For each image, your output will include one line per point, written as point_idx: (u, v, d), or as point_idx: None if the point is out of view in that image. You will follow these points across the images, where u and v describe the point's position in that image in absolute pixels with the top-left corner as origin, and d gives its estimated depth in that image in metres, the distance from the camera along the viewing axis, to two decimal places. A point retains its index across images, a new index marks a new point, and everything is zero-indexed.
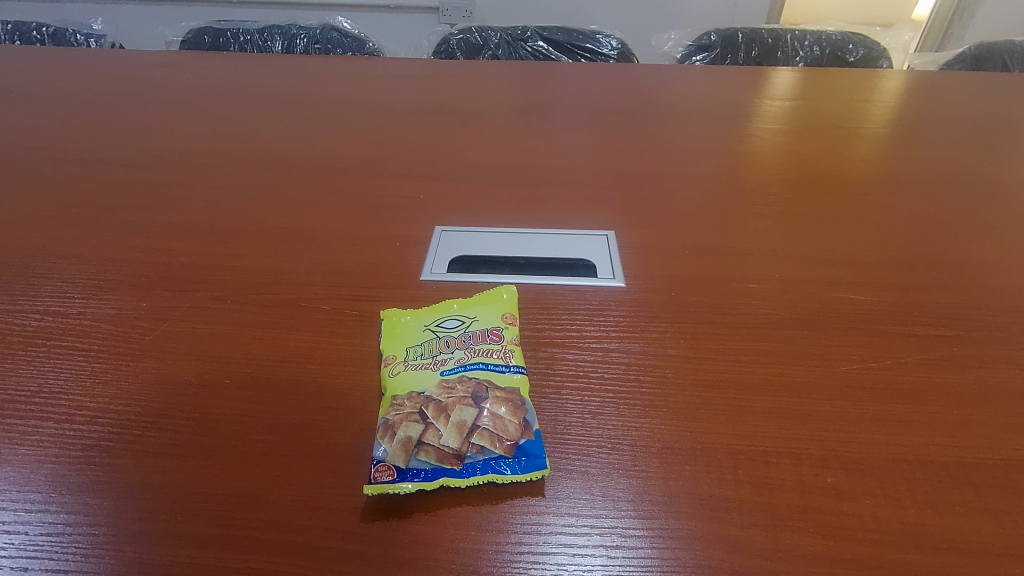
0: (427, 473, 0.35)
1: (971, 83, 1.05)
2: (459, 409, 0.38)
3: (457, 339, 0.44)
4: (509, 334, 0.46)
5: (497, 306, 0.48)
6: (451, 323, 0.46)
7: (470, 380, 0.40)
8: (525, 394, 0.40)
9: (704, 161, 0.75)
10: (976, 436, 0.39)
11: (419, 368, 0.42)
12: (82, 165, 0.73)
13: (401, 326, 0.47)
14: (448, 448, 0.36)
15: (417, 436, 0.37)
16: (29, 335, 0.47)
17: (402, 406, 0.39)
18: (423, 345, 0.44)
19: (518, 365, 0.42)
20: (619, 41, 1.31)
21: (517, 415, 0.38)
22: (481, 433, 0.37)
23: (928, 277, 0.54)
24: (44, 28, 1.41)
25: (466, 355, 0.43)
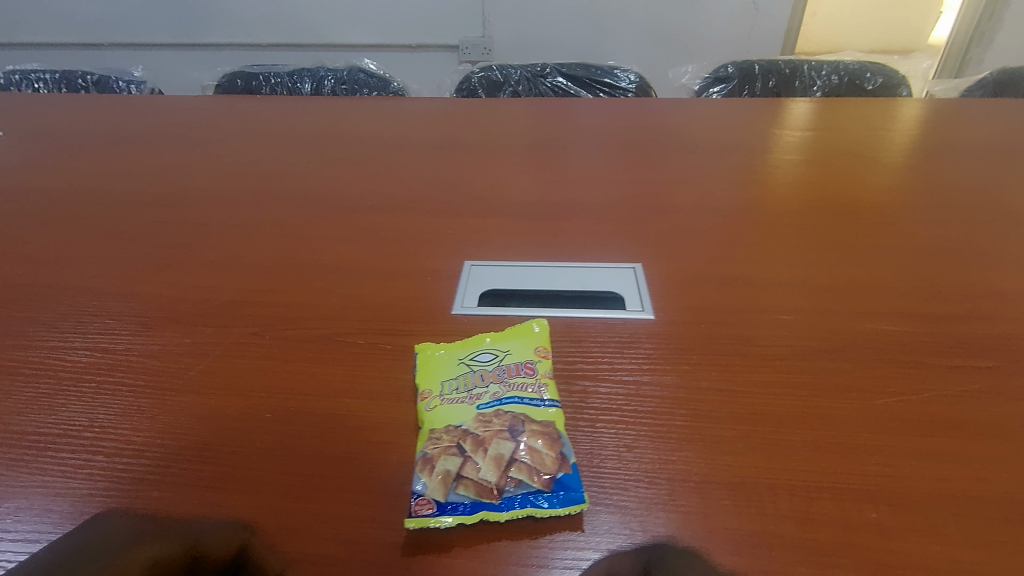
0: (466, 507, 0.36)
1: (994, 110, 1.05)
2: (496, 443, 0.39)
3: (491, 373, 0.45)
4: (541, 367, 0.46)
5: (529, 339, 0.49)
6: (485, 357, 0.47)
7: (506, 414, 0.41)
8: (560, 428, 0.41)
9: (726, 192, 0.76)
10: (1023, 470, 0.38)
11: (455, 402, 0.43)
12: (126, 206, 0.77)
13: (434, 359, 0.48)
14: (486, 482, 0.37)
15: (455, 470, 0.38)
16: (80, 371, 0.49)
17: (440, 440, 0.40)
18: (458, 379, 0.45)
19: (552, 399, 0.43)
20: (637, 74, 1.34)
21: (553, 448, 0.39)
22: (518, 467, 0.37)
23: (962, 307, 0.53)
24: (88, 76, 1.49)
25: (501, 389, 0.43)
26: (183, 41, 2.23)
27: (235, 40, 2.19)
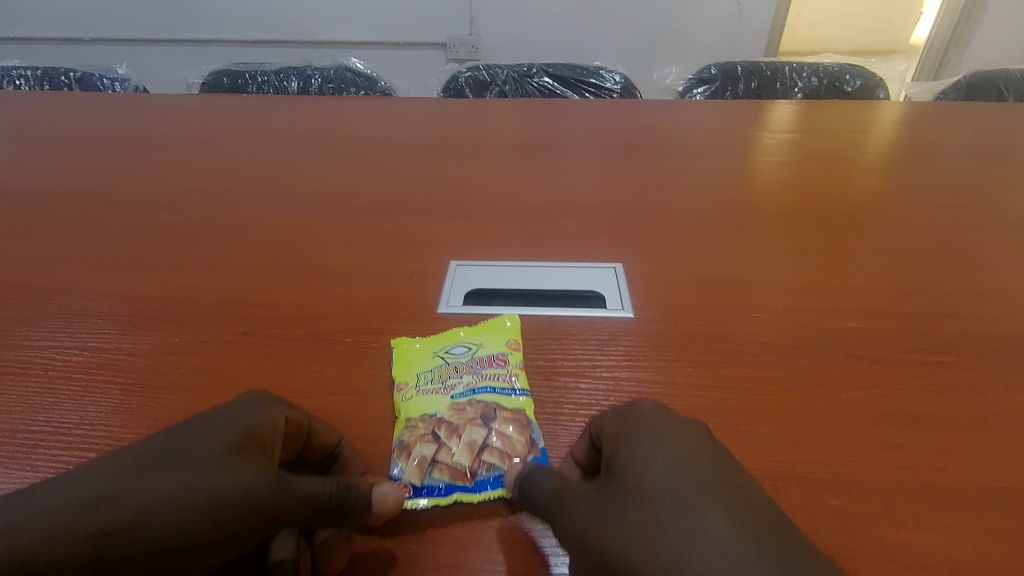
0: (441, 489, 0.39)
1: (967, 113, 1.08)
2: (469, 430, 0.42)
3: (465, 364, 0.47)
4: (513, 359, 0.49)
5: (501, 333, 0.51)
6: (458, 351, 0.49)
7: (478, 403, 0.44)
8: (530, 415, 0.44)
9: (706, 194, 0.78)
10: (975, 459, 0.40)
11: (429, 391, 0.45)
12: (113, 206, 0.77)
13: (409, 353, 0.50)
14: (460, 466, 0.40)
15: (431, 456, 0.40)
16: (70, 370, 0.49)
17: (416, 428, 0.42)
18: (433, 371, 0.47)
19: (522, 389, 0.46)
20: (622, 75, 1.36)
21: (522, 434, 0.42)
22: (490, 452, 0.40)
23: (926, 305, 0.56)
24: (71, 73, 1.48)
25: (475, 379, 0.46)
26: (167, 37, 2.21)
27: (220, 37, 2.18)
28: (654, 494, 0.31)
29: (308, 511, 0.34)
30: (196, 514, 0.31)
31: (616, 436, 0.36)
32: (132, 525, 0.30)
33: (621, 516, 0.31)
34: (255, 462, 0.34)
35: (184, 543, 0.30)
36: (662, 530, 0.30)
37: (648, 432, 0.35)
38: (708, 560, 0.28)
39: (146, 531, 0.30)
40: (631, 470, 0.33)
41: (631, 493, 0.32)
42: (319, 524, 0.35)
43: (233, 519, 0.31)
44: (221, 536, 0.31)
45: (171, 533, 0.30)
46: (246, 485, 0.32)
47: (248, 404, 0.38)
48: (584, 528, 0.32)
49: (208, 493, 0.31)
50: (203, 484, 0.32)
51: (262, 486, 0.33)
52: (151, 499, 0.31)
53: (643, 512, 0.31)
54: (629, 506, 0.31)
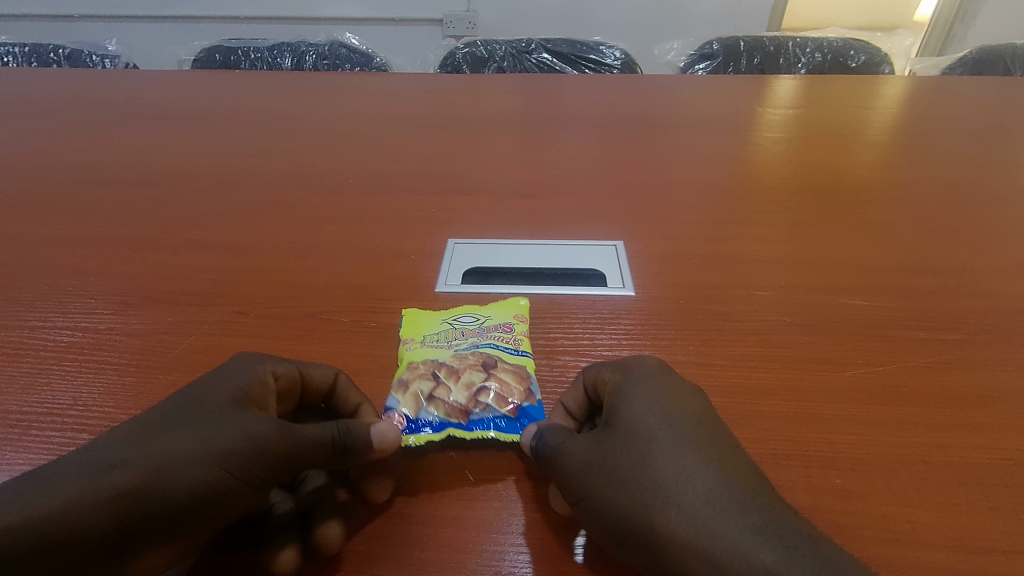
0: (434, 424, 0.40)
1: (974, 88, 1.06)
2: (470, 372, 0.43)
3: (472, 326, 0.48)
4: (520, 327, 0.49)
5: (511, 307, 0.51)
6: (467, 316, 0.50)
7: (480, 353, 0.45)
8: (531, 371, 0.45)
9: (708, 170, 0.77)
10: (980, 436, 0.40)
11: (435, 346, 0.46)
12: (103, 185, 0.75)
13: (418, 316, 0.51)
14: (456, 404, 0.41)
15: (428, 392, 0.42)
16: (62, 350, 0.48)
17: (417, 368, 0.44)
18: (439, 329, 0.48)
19: (525, 350, 0.47)
20: (623, 51, 1.33)
21: (521, 383, 0.43)
22: (487, 393, 0.42)
23: (932, 282, 0.55)
24: (59, 50, 1.45)
25: (480, 338, 0.47)
26: (158, 14, 2.16)
27: (212, 13, 2.13)
28: (644, 433, 0.34)
29: (315, 453, 0.35)
30: (207, 462, 0.32)
31: (612, 385, 0.38)
32: (147, 486, 0.31)
33: (617, 455, 0.34)
34: (255, 414, 0.35)
35: (200, 496, 0.31)
36: (658, 477, 0.32)
37: (644, 382, 0.37)
38: (700, 506, 0.31)
39: (161, 490, 0.31)
40: (627, 418, 0.35)
41: (625, 435, 0.34)
42: (329, 464, 0.36)
43: (243, 466, 0.32)
44: (235, 485, 0.32)
45: (184, 487, 0.31)
46: (250, 437, 0.33)
47: (236, 361, 0.39)
48: (583, 472, 0.34)
49: (217, 445, 0.32)
50: (210, 440, 0.32)
51: (266, 435, 0.33)
52: (160, 459, 0.31)
53: (640, 459, 0.33)
54: (626, 451, 0.33)
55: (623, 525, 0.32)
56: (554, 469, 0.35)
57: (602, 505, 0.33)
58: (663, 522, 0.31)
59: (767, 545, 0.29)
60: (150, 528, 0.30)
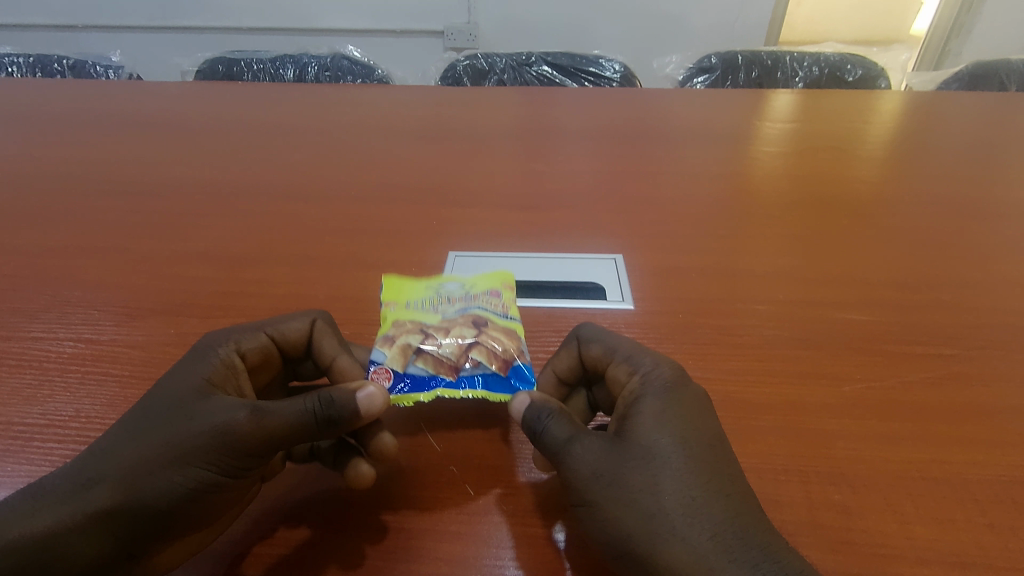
0: (423, 381, 0.42)
1: (969, 103, 1.07)
2: (459, 329, 0.44)
3: (456, 292, 0.48)
4: (507, 293, 0.50)
5: (499, 275, 0.52)
6: (452, 283, 0.50)
7: (469, 313, 0.46)
8: (519, 334, 0.46)
9: (707, 184, 0.77)
10: (977, 452, 0.40)
11: (421, 310, 0.47)
12: (106, 195, 0.76)
13: (399, 282, 0.51)
14: (445, 359, 0.42)
15: (417, 346, 0.43)
16: (64, 362, 0.49)
17: (403, 325, 0.45)
18: (425, 292, 0.49)
19: (513, 316, 0.47)
20: (622, 64, 1.35)
21: (512, 343, 0.44)
22: (479, 350, 0.43)
23: (929, 297, 0.55)
24: (63, 60, 1.46)
25: (467, 302, 0.47)
26: (161, 24, 2.18)
27: (215, 24, 2.15)
28: (663, 456, 0.34)
29: (289, 429, 0.35)
30: (169, 455, 0.33)
31: (631, 395, 0.38)
32: (127, 496, 0.33)
33: (634, 474, 0.33)
34: (218, 402, 0.35)
35: (180, 493, 0.33)
36: (665, 504, 0.32)
37: (664, 399, 0.37)
38: (702, 539, 0.31)
39: (141, 495, 0.33)
40: (645, 436, 0.35)
41: (643, 453, 0.34)
42: (313, 436, 0.36)
43: (205, 455, 0.33)
44: (212, 477, 0.34)
45: (162, 488, 0.33)
46: (215, 427, 0.34)
47: (206, 346, 0.40)
48: (592, 482, 0.34)
49: (176, 438, 0.34)
50: (176, 438, 0.34)
51: (231, 422, 0.34)
52: (133, 466, 0.33)
53: (651, 481, 0.33)
54: (640, 471, 0.33)
55: (625, 541, 0.32)
56: (560, 467, 0.35)
57: (607, 518, 0.33)
58: (666, 551, 0.31)
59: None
60: (145, 530, 0.33)
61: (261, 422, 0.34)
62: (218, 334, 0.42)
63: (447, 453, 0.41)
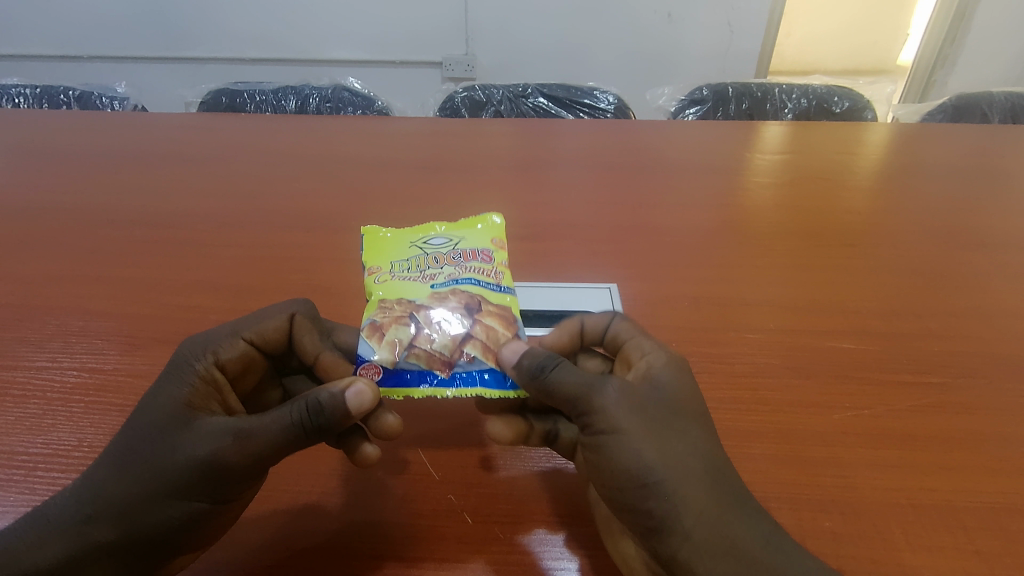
0: (416, 377, 0.43)
1: (952, 135, 1.11)
2: (452, 319, 0.44)
3: (444, 256, 0.49)
4: (497, 256, 0.50)
5: (486, 231, 0.52)
6: (438, 240, 0.51)
7: (461, 293, 0.46)
8: (515, 312, 0.47)
9: (699, 214, 0.80)
10: (965, 479, 0.41)
11: (408, 280, 0.48)
12: (111, 225, 0.77)
13: (384, 242, 0.52)
14: (438, 354, 0.43)
15: (407, 339, 0.43)
16: (68, 391, 0.49)
17: (391, 310, 0.45)
18: (411, 260, 0.50)
19: (507, 286, 0.48)
20: (616, 96, 1.39)
21: (508, 330, 0.45)
22: (474, 344, 0.43)
23: (915, 325, 0.57)
24: (70, 91, 1.49)
25: (457, 271, 0.48)
26: (166, 55, 2.23)
27: (218, 55, 2.20)
28: (682, 422, 0.38)
29: (278, 440, 0.37)
30: (162, 485, 0.36)
31: (648, 364, 0.42)
32: (129, 529, 0.36)
33: (658, 434, 0.37)
34: (199, 431, 0.37)
35: (181, 518, 0.36)
36: (688, 447, 0.37)
37: (685, 372, 0.42)
38: (713, 481, 0.36)
39: (142, 529, 0.36)
40: (668, 403, 0.39)
41: (665, 418, 0.38)
42: (305, 440, 0.39)
43: (196, 480, 0.36)
44: (209, 498, 0.37)
45: (160, 519, 0.36)
46: (200, 459, 0.36)
47: (177, 360, 0.42)
48: (630, 416, 0.37)
49: (165, 470, 0.36)
50: (165, 473, 0.36)
51: (216, 453, 0.36)
52: (130, 501, 0.36)
53: (678, 428, 0.37)
54: (664, 433, 0.37)
55: (653, 470, 0.35)
56: (597, 400, 0.38)
57: (641, 448, 0.36)
58: (683, 505, 0.35)
59: (753, 524, 0.34)
60: (154, 554, 0.37)
61: (245, 445, 0.37)
62: (190, 346, 0.43)
63: (446, 480, 0.43)
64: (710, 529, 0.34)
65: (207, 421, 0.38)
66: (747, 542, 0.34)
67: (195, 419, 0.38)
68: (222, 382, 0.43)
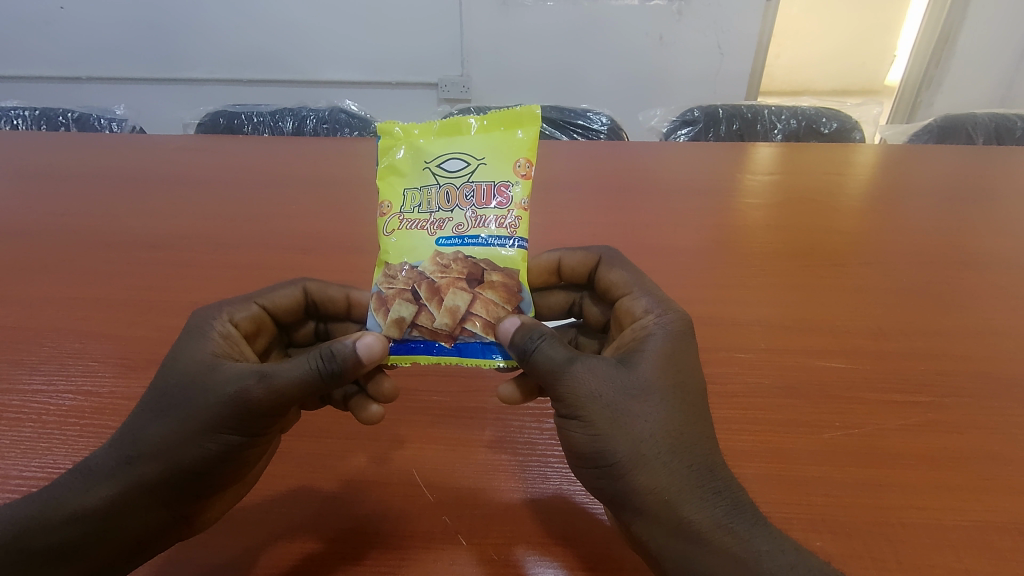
0: (421, 347, 0.46)
1: (938, 155, 1.13)
2: (452, 294, 0.45)
3: (457, 193, 0.48)
4: (518, 193, 0.48)
5: (510, 155, 0.48)
6: (454, 164, 0.48)
7: (465, 260, 0.47)
8: (521, 279, 0.47)
9: (690, 235, 0.81)
10: (954, 498, 0.42)
11: (416, 229, 0.48)
12: (109, 247, 0.78)
13: (403, 157, 0.50)
14: (439, 329, 0.45)
15: (410, 317, 0.46)
16: (64, 414, 0.49)
17: (395, 282, 0.47)
18: (422, 193, 0.49)
19: (520, 239, 0.47)
20: (609, 118, 1.41)
21: (511, 302, 0.46)
22: (473, 321, 0.45)
23: (903, 344, 0.58)
24: (68, 113, 1.50)
25: (466, 223, 0.48)
26: (165, 77, 2.26)
27: (216, 76, 2.23)
28: (655, 391, 0.38)
29: (298, 385, 0.39)
30: (193, 427, 0.38)
31: (644, 331, 0.43)
32: (165, 470, 0.38)
33: (628, 405, 0.37)
34: (227, 372, 0.40)
35: (212, 457, 0.39)
36: (644, 427, 0.37)
37: (667, 342, 0.41)
38: (666, 461, 0.36)
39: (178, 467, 0.38)
40: (646, 373, 0.39)
41: (640, 387, 0.38)
42: (321, 387, 0.41)
43: (225, 419, 0.38)
44: (237, 438, 0.39)
45: (196, 456, 0.38)
46: (229, 396, 0.39)
47: (196, 317, 0.45)
48: (587, 400, 0.38)
49: (194, 410, 0.39)
50: (197, 411, 0.39)
51: (243, 390, 0.39)
52: (164, 444, 0.38)
53: (637, 408, 0.37)
54: (635, 402, 0.38)
55: (604, 452, 0.37)
56: (559, 384, 0.39)
57: (594, 431, 0.37)
58: (643, 478, 0.36)
59: (702, 505, 0.35)
60: (191, 492, 0.39)
61: (268, 384, 0.39)
62: (207, 306, 0.46)
63: (441, 502, 0.42)
64: (658, 506, 0.35)
65: (233, 365, 0.41)
66: (691, 523, 0.34)
67: (220, 364, 0.41)
68: (239, 335, 0.46)
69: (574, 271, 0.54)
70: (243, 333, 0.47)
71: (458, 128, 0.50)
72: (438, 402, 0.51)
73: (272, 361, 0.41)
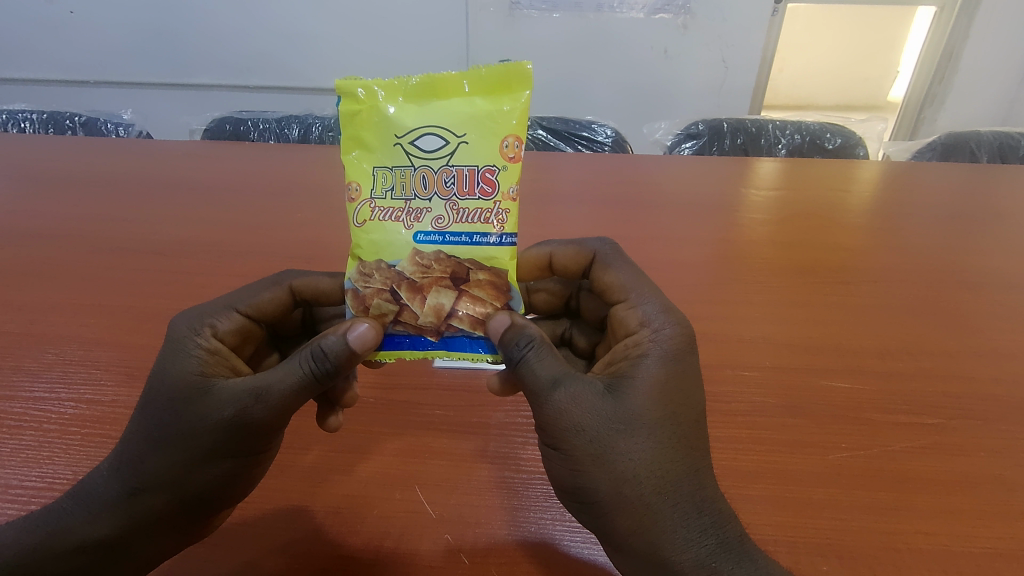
0: (408, 343, 0.47)
1: (942, 173, 1.13)
2: (436, 293, 0.45)
3: (435, 178, 0.45)
4: (503, 181, 0.45)
5: (495, 134, 0.45)
6: (431, 142, 0.45)
7: (447, 259, 0.46)
8: (511, 278, 0.46)
9: (693, 249, 0.81)
10: (962, 523, 0.41)
11: (390, 219, 0.46)
12: (114, 253, 0.78)
13: (371, 127, 0.46)
14: (427, 325, 0.46)
15: (394, 315, 0.46)
16: (65, 423, 0.49)
17: (372, 279, 0.46)
18: (396, 176, 0.46)
19: (508, 235, 0.46)
20: (614, 129, 1.41)
21: (499, 299, 0.46)
22: (460, 319, 0.46)
23: (909, 365, 0.57)
24: (76, 117, 1.51)
25: (447, 216, 0.46)
26: (172, 81, 2.27)
27: (223, 82, 2.24)
28: (642, 422, 0.37)
29: (298, 392, 0.41)
30: (197, 453, 0.39)
31: (638, 351, 0.42)
32: (179, 497, 0.39)
33: (614, 441, 0.37)
34: (220, 395, 0.40)
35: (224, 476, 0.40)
36: (628, 465, 0.36)
37: (660, 367, 0.40)
38: (649, 501, 0.36)
39: (190, 492, 0.39)
40: (636, 402, 0.38)
41: (627, 418, 0.37)
42: (319, 385, 0.42)
43: (228, 440, 0.39)
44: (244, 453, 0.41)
45: (207, 478, 0.40)
46: (229, 421, 0.39)
47: (170, 336, 0.43)
48: (571, 433, 0.38)
49: (194, 439, 0.39)
50: (197, 439, 0.39)
51: (243, 412, 0.39)
52: (170, 473, 0.39)
53: (622, 445, 0.37)
54: (621, 437, 0.37)
55: (588, 490, 0.37)
56: (543, 412, 0.39)
57: (577, 468, 0.37)
58: (625, 521, 0.36)
59: (686, 546, 0.35)
60: (204, 514, 0.40)
61: (266, 401, 0.40)
62: (185, 321, 0.45)
63: (443, 519, 0.42)
64: (642, 547, 0.35)
65: (224, 385, 0.40)
66: (674, 564, 0.35)
67: (211, 387, 0.41)
68: (226, 349, 0.45)
69: (567, 267, 0.53)
70: (228, 346, 0.46)
71: (435, 98, 0.46)
72: (441, 416, 0.51)
73: (262, 374, 0.41)
